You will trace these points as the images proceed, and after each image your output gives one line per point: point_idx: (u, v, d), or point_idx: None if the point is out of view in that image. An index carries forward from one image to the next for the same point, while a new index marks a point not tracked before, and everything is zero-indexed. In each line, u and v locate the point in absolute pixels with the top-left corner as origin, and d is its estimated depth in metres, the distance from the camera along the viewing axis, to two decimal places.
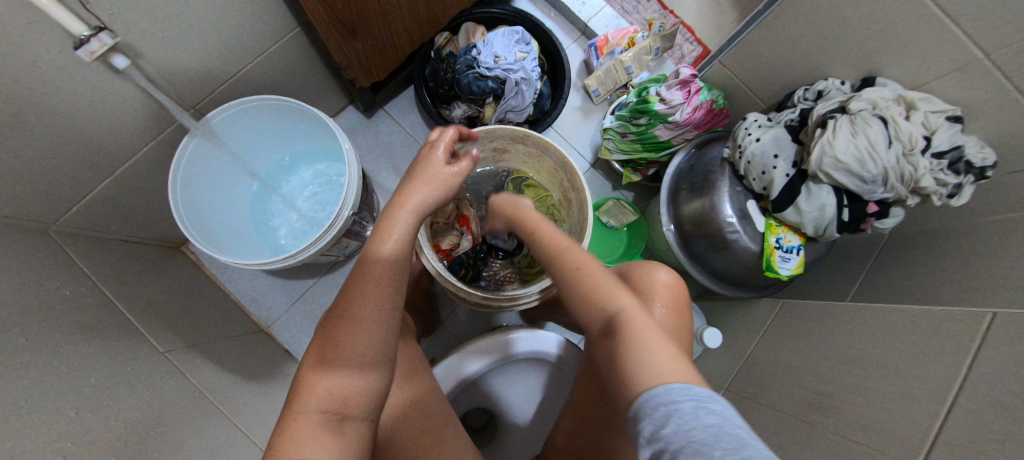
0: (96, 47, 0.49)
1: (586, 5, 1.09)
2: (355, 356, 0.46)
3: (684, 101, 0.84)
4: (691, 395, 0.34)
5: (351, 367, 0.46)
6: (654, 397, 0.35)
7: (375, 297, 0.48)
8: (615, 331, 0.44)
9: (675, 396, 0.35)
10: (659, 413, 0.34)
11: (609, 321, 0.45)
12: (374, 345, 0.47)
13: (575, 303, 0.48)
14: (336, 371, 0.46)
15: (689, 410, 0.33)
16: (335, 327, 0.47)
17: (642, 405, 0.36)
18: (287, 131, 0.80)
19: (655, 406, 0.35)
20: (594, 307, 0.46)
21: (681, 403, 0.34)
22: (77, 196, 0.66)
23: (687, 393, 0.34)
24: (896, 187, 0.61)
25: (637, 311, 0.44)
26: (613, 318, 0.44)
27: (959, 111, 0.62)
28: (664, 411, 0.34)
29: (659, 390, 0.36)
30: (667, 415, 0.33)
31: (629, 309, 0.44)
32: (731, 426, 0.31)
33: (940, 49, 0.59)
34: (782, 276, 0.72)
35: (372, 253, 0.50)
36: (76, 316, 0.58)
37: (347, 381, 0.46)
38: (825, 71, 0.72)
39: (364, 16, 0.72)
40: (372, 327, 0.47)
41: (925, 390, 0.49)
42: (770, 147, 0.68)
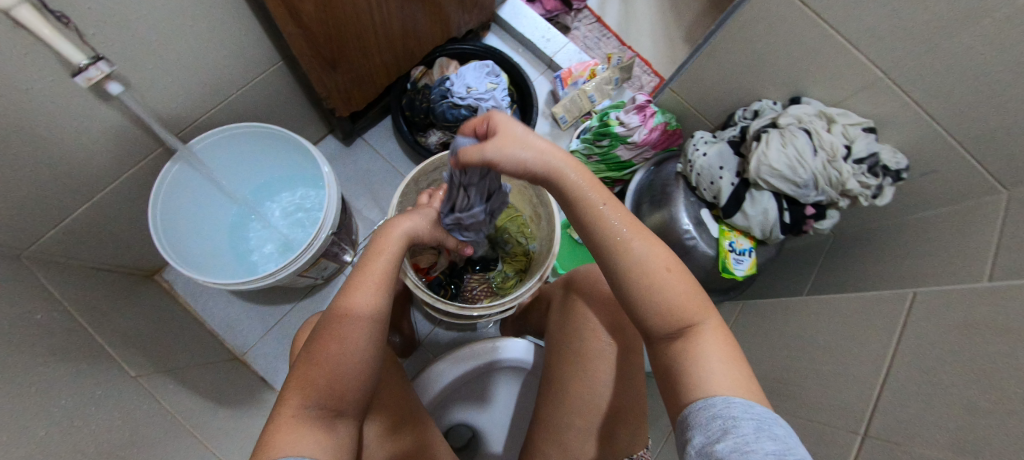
0: (94, 74, 0.53)
1: (550, 41, 1.18)
2: (351, 359, 0.48)
3: (641, 123, 0.91)
4: (752, 413, 0.36)
5: (347, 369, 0.48)
6: (713, 407, 0.37)
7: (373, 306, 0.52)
8: (688, 340, 0.43)
9: (735, 412, 0.36)
10: (716, 425, 0.36)
11: (689, 330, 0.44)
12: (367, 350, 0.49)
13: (660, 305, 0.45)
14: (333, 373, 0.47)
15: (749, 430, 0.34)
16: (330, 329, 0.49)
17: (697, 413, 0.38)
18: (269, 157, 0.83)
19: (713, 417, 0.37)
20: (673, 314, 0.44)
21: (741, 420, 0.35)
22: (55, 221, 0.67)
23: (749, 413, 0.36)
24: (827, 190, 0.69)
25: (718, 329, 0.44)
26: (692, 329, 0.44)
27: (871, 123, 0.71)
28: (721, 424, 0.36)
29: (719, 401, 0.38)
30: (724, 430, 0.35)
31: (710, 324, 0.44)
32: (791, 454, 0.33)
33: (848, 71, 0.69)
34: (738, 276, 0.79)
35: (356, 288, 0.52)
36: (46, 339, 0.58)
37: (344, 383, 0.47)
38: (759, 93, 0.82)
39: (343, 51, 0.79)
40: (372, 330, 0.50)
41: (864, 367, 0.54)
42: (715, 160, 0.76)
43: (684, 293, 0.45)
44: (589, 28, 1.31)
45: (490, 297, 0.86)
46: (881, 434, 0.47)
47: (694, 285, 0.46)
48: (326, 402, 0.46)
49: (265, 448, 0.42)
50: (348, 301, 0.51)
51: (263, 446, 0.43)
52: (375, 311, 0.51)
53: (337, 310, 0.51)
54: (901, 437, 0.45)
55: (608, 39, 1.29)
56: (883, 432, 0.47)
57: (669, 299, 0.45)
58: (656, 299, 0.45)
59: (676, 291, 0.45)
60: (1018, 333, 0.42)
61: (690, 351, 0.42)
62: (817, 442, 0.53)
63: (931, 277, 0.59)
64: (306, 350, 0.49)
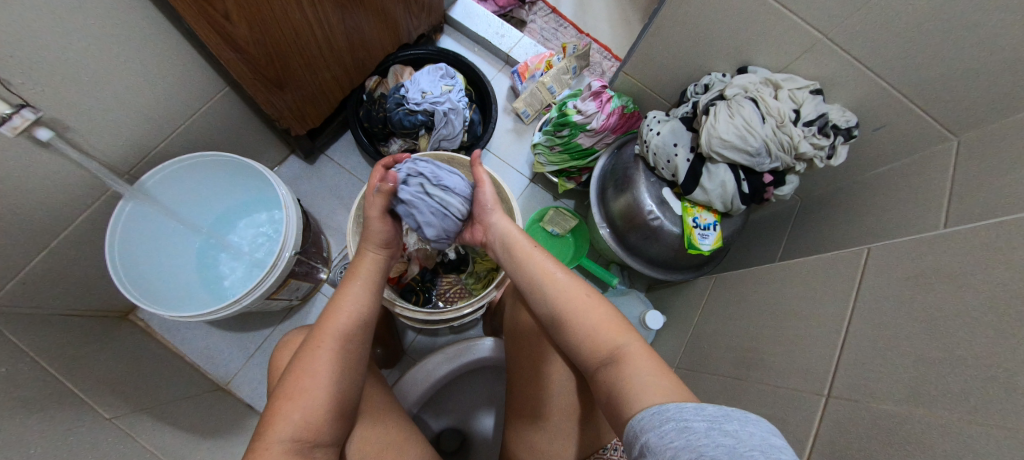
0: (18, 122, 0.52)
1: (505, 37, 1.17)
2: (325, 386, 0.48)
3: (598, 109, 0.92)
4: (704, 414, 0.37)
5: (325, 398, 0.48)
6: (666, 411, 0.38)
7: (347, 343, 0.51)
8: (617, 361, 0.47)
9: (687, 415, 0.37)
10: (668, 427, 0.37)
11: (613, 353, 0.48)
12: (344, 377, 0.50)
13: (583, 334, 0.51)
14: (314, 403, 0.47)
15: (701, 430, 0.35)
16: (307, 353, 0.49)
17: (651, 416, 0.39)
18: (227, 185, 0.83)
19: (666, 420, 0.37)
20: (601, 339, 0.49)
21: (693, 421, 0.36)
22: (12, 272, 0.67)
23: (701, 412, 0.37)
24: (780, 156, 0.69)
25: (641, 348, 0.47)
26: (617, 351, 0.48)
27: (818, 84, 0.71)
28: (674, 425, 0.36)
29: (672, 407, 0.38)
30: (677, 430, 0.36)
31: (632, 345, 0.48)
32: (743, 448, 0.33)
33: (789, 36, 0.69)
34: (704, 251, 0.79)
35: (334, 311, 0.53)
36: (12, 390, 0.57)
37: (324, 411, 0.48)
38: (708, 67, 0.81)
39: (289, 70, 0.78)
40: (347, 365, 0.51)
41: (825, 329, 0.54)
42: (669, 137, 0.76)
43: (604, 319, 0.51)
44: (545, 20, 1.30)
45: (464, 298, 0.86)
46: (845, 393, 0.47)
47: (614, 313, 0.52)
48: (306, 431, 0.46)
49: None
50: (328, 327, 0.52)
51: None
52: (354, 326, 0.53)
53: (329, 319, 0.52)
54: (862, 393, 0.45)
55: (565, 29, 1.29)
56: (845, 390, 0.47)
57: (595, 325, 0.50)
58: (581, 325, 0.51)
59: (598, 315, 0.51)
60: (965, 277, 0.42)
61: (619, 371, 0.46)
62: (785, 407, 0.53)
63: (891, 233, 0.58)
64: (285, 376, 0.49)
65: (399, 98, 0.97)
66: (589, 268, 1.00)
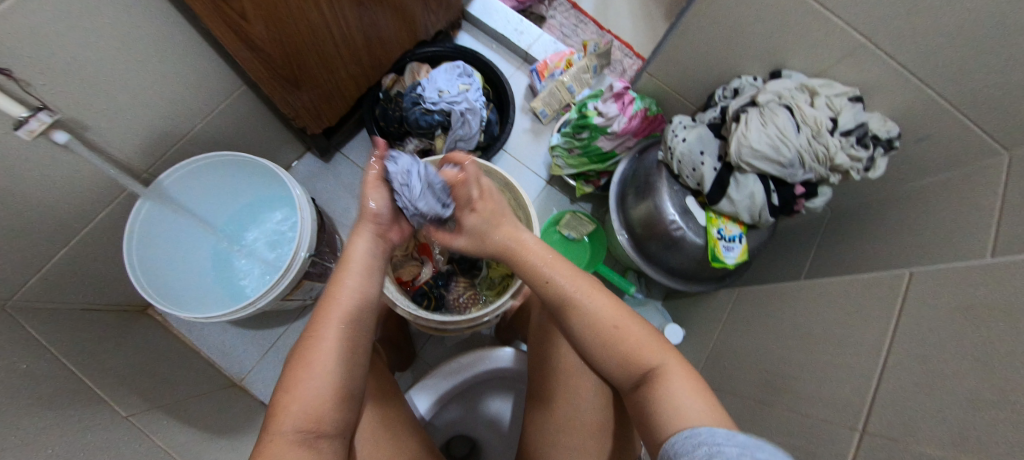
0: (35, 125, 0.51)
1: (524, 34, 1.14)
2: (331, 376, 0.46)
3: (620, 112, 0.89)
4: (736, 440, 0.36)
5: (327, 385, 0.46)
6: (698, 435, 0.38)
7: (350, 331, 0.49)
8: (650, 383, 0.46)
9: (719, 439, 0.36)
10: (700, 451, 0.36)
11: (648, 374, 0.47)
12: (347, 365, 0.48)
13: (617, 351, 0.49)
14: (319, 392, 0.45)
15: (731, 453, 0.34)
16: (308, 347, 0.47)
17: (684, 441, 0.38)
18: (243, 184, 0.83)
19: (698, 445, 0.37)
20: (635, 357, 0.48)
21: (725, 446, 0.35)
22: (34, 269, 0.68)
23: (732, 436, 0.36)
24: (814, 167, 0.65)
25: (676, 366, 0.46)
26: (651, 372, 0.47)
27: (858, 91, 0.67)
28: (705, 451, 0.36)
29: (703, 430, 0.38)
30: (707, 455, 0.35)
31: (667, 363, 0.47)
32: None
33: (829, 40, 0.65)
34: (729, 264, 0.75)
35: (334, 298, 0.50)
36: (34, 389, 0.58)
37: (327, 400, 0.46)
38: (739, 69, 0.78)
39: (305, 69, 0.77)
40: (348, 355, 0.48)
41: (861, 357, 0.51)
42: (695, 144, 0.72)
43: (639, 340, 0.49)
44: (565, 16, 1.27)
45: (477, 304, 0.84)
46: (882, 429, 0.45)
47: (642, 332, 0.50)
48: (309, 421, 0.44)
49: None
50: (326, 313, 0.49)
51: None
52: (359, 308, 0.50)
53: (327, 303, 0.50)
54: (902, 431, 0.42)
55: (585, 26, 1.25)
56: (882, 427, 0.45)
57: (632, 343, 0.49)
58: (616, 347, 0.49)
59: (631, 335, 0.49)
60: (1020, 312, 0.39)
61: (655, 391, 0.45)
62: (816, 437, 0.50)
63: (931, 252, 0.55)
64: (287, 368, 0.47)
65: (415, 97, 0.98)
66: (606, 274, 0.97)
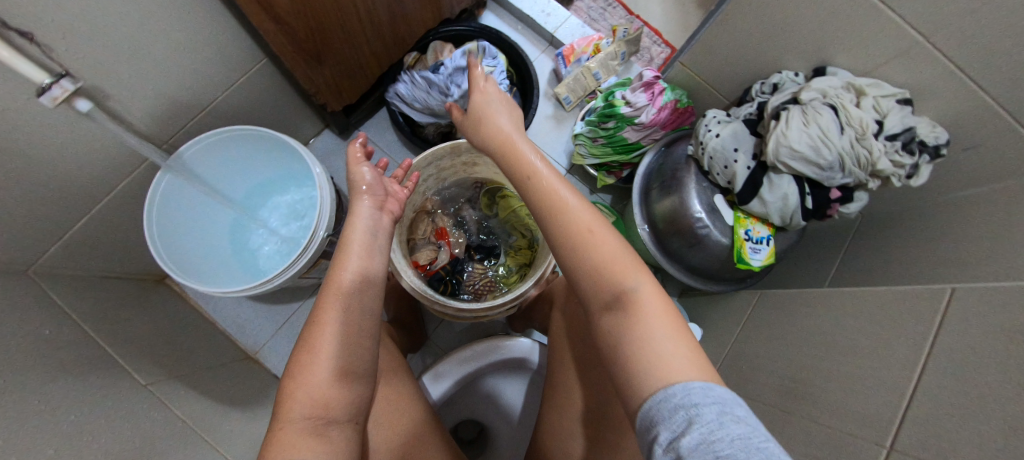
0: (59, 93, 0.50)
1: (551, 16, 1.10)
2: (335, 359, 0.46)
3: (648, 102, 0.85)
4: (712, 396, 0.34)
5: (332, 370, 0.46)
6: (671, 397, 0.35)
7: (349, 305, 0.48)
8: (622, 306, 0.43)
9: (695, 398, 0.34)
10: (679, 416, 0.33)
11: (619, 296, 0.43)
12: (353, 346, 0.48)
13: (587, 271, 0.46)
14: (325, 377, 0.45)
15: (712, 417, 0.32)
16: (311, 335, 0.47)
17: (658, 406, 0.35)
18: (262, 159, 0.82)
19: (674, 409, 0.34)
20: (608, 277, 0.45)
21: (702, 407, 0.33)
22: (55, 236, 0.68)
23: (709, 392, 0.34)
24: (854, 171, 0.62)
25: (652, 291, 0.43)
26: (624, 295, 0.43)
27: (908, 93, 0.63)
28: (684, 415, 0.33)
29: (676, 390, 0.35)
30: (688, 421, 0.33)
31: (642, 287, 0.44)
32: (756, 438, 0.31)
33: (883, 37, 0.61)
34: (754, 266, 0.74)
35: (339, 270, 0.50)
36: (54, 355, 0.59)
37: (333, 388, 0.45)
38: (779, 64, 0.74)
39: (327, 43, 0.74)
40: (350, 337, 0.47)
41: (892, 372, 0.50)
42: (729, 141, 0.70)
43: (610, 254, 0.46)
44: None
45: (493, 291, 0.84)
46: (910, 448, 0.43)
47: (617, 248, 0.46)
48: (318, 406, 0.44)
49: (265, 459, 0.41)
50: (334, 284, 0.49)
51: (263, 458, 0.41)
52: (362, 283, 0.51)
53: (334, 276, 0.50)
54: (933, 452, 0.41)
55: (614, 10, 1.21)
56: (910, 446, 0.44)
57: (603, 261, 0.45)
58: (586, 258, 0.46)
59: (602, 252, 0.46)
60: None
61: (625, 318, 0.42)
62: (836, 450, 0.50)
63: (971, 262, 0.53)
64: (294, 352, 0.47)
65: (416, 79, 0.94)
66: None
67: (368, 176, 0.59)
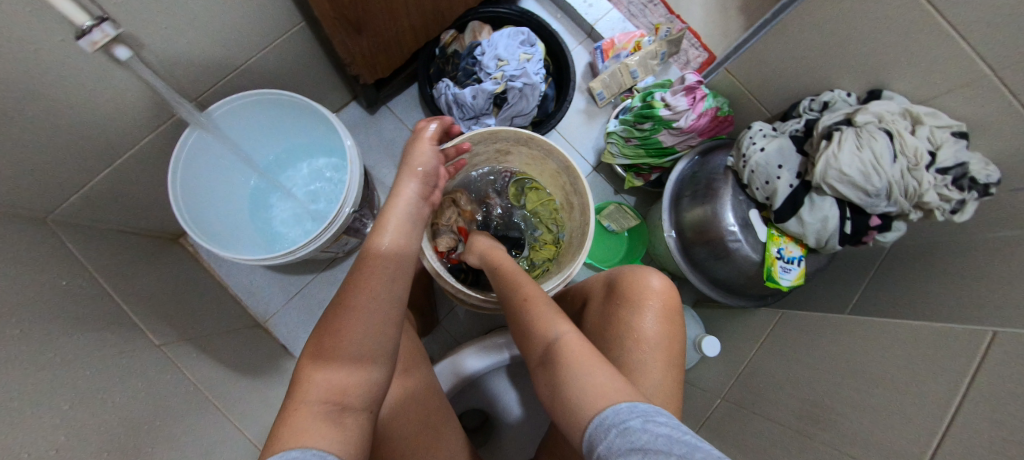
0: (98, 37, 0.47)
1: (592, 7, 1.07)
2: (356, 343, 0.44)
3: (689, 107, 0.83)
4: (637, 411, 0.37)
5: (345, 356, 0.44)
6: (605, 420, 0.38)
7: (370, 284, 0.47)
8: (554, 354, 0.47)
9: (624, 416, 0.37)
10: (612, 435, 0.36)
11: (548, 346, 0.48)
12: (378, 334, 0.45)
13: (526, 327, 0.52)
14: (337, 362, 0.44)
15: (638, 426, 0.35)
16: (326, 319, 0.46)
17: (597, 430, 0.38)
18: (290, 126, 0.80)
19: (609, 427, 0.37)
20: (540, 331, 0.50)
21: (630, 420, 0.36)
22: (76, 186, 0.66)
23: (634, 409, 0.37)
24: (900, 201, 0.61)
25: (576, 337, 0.48)
26: (552, 345, 0.48)
27: (965, 127, 0.62)
28: (616, 432, 0.36)
29: (605, 413, 0.38)
30: (620, 436, 0.35)
31: (567, 335, 0.48)
32: (676, 435, 0.34)
33: (948, 66, 0.59)
34: (782, 286, 0.73)
35: (374, 240, 0.50)
36: (72, 308, 0.57)
37: (348, 374, 0.44)
38: (832, 82, 0.72)
39: (369, 13, 0.72)
40: (372, 322, 0.45)
41: (923, 408, 0.49)
42: (775, 157, 0.68)
43: (542, 312, 0.52)
44: None
45: None
46: None
47: (551, 307, 0.52)
48: (333, 391, 0.43)
49: (274, 442, 0.40)
50: (370, 256, 0.49)
51: (273, 439, 0.40)
52: (394, 265, 0.49)
53: (366, 249, 0.50)
54: None
55: (655, 7, 1.17)
56: None
57: (540, 316, 0.51)
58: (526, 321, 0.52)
59: (537, 311, 0.52)
60: None
61: (553, 365, 0.46)
62: None
63: (1003, 300, 0.52)
64: (318, 326, 0.46)
65: (462, 89, 0.91)
66: None
67: (429, 156, 0.58)
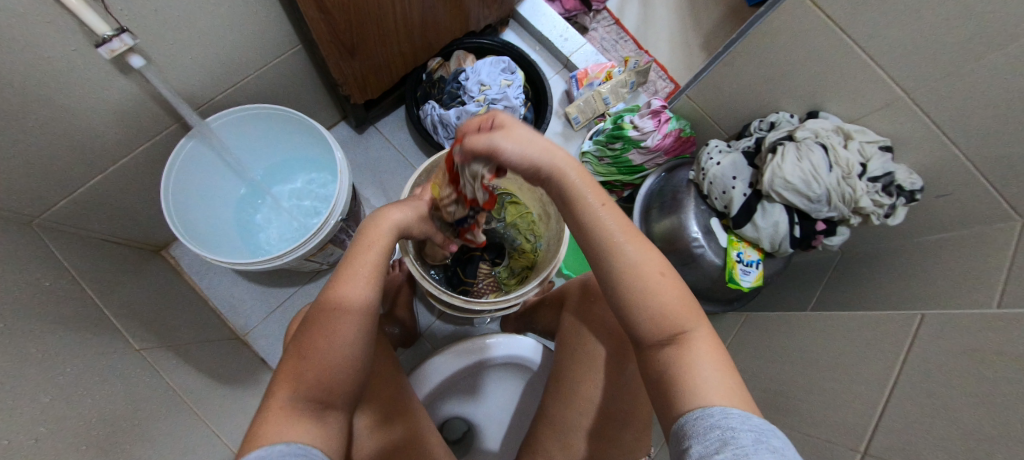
0: (116, 46, 0.53)
1: (568, 41, 1.17)
2: (343, 346, 0.46)
3: (655, 128, 0.91)
4: (751, 426, 0.35)
5: (331, 356, 0.45)
6: (710, 417, 0.36)
7: (357, 290, 0.50)
8: (678, 343, 0.43)
9: (733, 423, 0.35)
10: (713, 435, 0.35)
11: (676, 335, 0.43)
12: (358, 341, 0.47)
13: (644, 306, 0.45)
14: (323, 362, 0.45)
15: (747, 441, 0.33)
16: (312, 323, 0.47)
17: (694, 422, 0.37)
18: (284, 141, 0.85)
19: (711, 428, 0.35)
20: (665, 315, 0.44)
21: (740, 431, 0.34)
22: (66, 192, 0.68)
23: (748, 423, 0.35)
24: (839, 206, 0.68)
25: (707, 334, 0.44)
26: (682, 335, 0.43)
27: (888, 142, 0.71)
28: (719, 435, 0.34)
29: (716, 411, 0.36)
30: (721, 439, 0.34)
31: (701, 330, 0.44)
32: None
33: (870, 90, 0.68)
34: (744, 287, 0.80)
35: (341, 285, 0.49)
36: (56, 308, 0.58)
37: (334, 374, 0.45)
38: (777, 105, 0.81)
39: (362, 38, 0.78)
40: (359, 328, 0.48)
41: (865, 387, 0.54)
42: (729, 169, 0.76)
43: (673, 298, 0.44)
44: (607, 30, 1.31)
45: (496, 292, 0.89)
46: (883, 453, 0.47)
47: (682, 292, 0.46)
48: (316, 391, 0.44)
49: (253, 436, 0.40)
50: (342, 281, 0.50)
51: (252, 434, 0.41)
52: (353, 313, 0.48)
53: (325, 300, 0.49)
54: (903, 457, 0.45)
55: (625, 43, 1.29)
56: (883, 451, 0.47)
57: (667, 301, 0.44)
58: (652, 299, 0.44)
59: (671, 295, 0.45)
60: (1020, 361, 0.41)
61: (678, 354, 0.42)
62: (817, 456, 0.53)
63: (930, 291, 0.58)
64: (293, 344, 0.47)
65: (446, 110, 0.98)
66: None
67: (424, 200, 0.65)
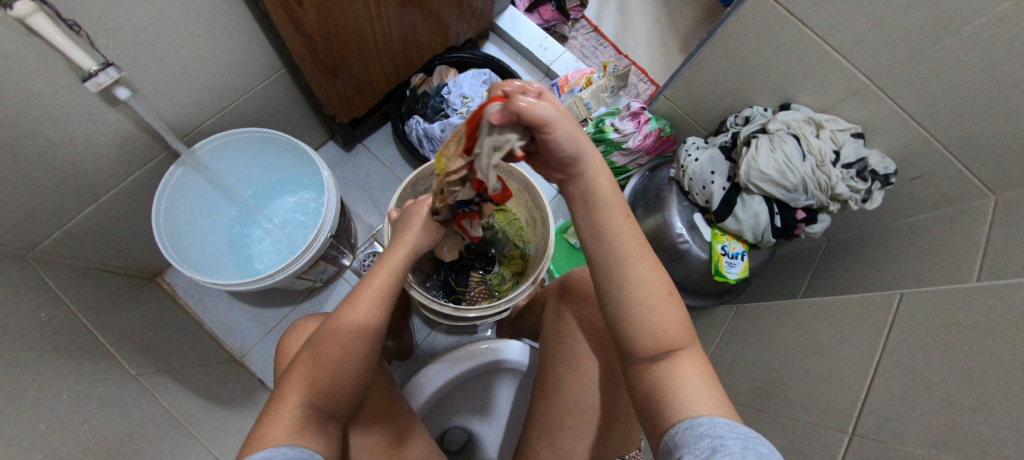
0: (103, 79, 0.55)
1: (548, 50, 1.20)
2: (348, 358, 0.46)
3: (635, 130, 0.93)
4: (738, 433, 0.35)
5: (335, 367, 0.46)
6: (700, 427, 0.37)
7: (365, 304, 0.49)
8: (672, 358, 0.43)
9: (721, 431, 0.36)
10: (703, 443, 0.35)
11: (671, 350, 0.43)
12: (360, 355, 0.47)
13: (648, 323, 0.44)
14: (327, 375, 0.45)
15: (735, 447, 0.34)
16: (320, 334, 0.47)
17: (684, 432, 0.37)
18: (273, 162, 0.86)
19: (701, 437, 0.36)
20: (665, 332, 0.44)
21: (728, 439, 0.35)
22: (59, 224, 0.70)
23: (736, 431, 0.36)
24: (816, 194, 0.70)
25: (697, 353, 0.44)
26: (676, 352, 0.43)
27: (860, 128, 0.72)
28: (709, 443, 0.35)
29: (705, 421, 0.37)
30: (710, 446, 0.34)
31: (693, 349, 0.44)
32: None
33: (837, 79, 0.70)
34: (731, 279, 0.81)
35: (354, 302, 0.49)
36: (52, 338, 0.59)
37: (337, 386, 0.46)
38: (750, 100, 0.83)
39: (343, 58, 0.81)
40: (363, 346, 0.48)
41: (851, 369, 0.54)
42: (707, 165, 0.77)
43: (674, 317, 0.44)
44: (586, 37, 1.33)
45: (489, 298, 0.89)
46: (870, 432, 0.47)
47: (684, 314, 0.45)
48: (320, 400, 0.44)
49: (256, 440, 0.41)
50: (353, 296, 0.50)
51: (254, 438, 0.41)
52: (360, 340, 0.48)
53: (332, 322, 0.48)
54: (889, 434, 0.45)
55: (605, 49, 1.31)
56: (870, 430, 0.47)
57: (668, 319, 0.44)
58: (658, 318, 0.44)
59: (673, 314, 0.44)
60: (994, 332, 0.42)
61: (669, 368, 0.43)
62: (808, 440, 0.53)
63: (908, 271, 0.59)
64: (301, 353, 0.47)
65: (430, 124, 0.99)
66: None
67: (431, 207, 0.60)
